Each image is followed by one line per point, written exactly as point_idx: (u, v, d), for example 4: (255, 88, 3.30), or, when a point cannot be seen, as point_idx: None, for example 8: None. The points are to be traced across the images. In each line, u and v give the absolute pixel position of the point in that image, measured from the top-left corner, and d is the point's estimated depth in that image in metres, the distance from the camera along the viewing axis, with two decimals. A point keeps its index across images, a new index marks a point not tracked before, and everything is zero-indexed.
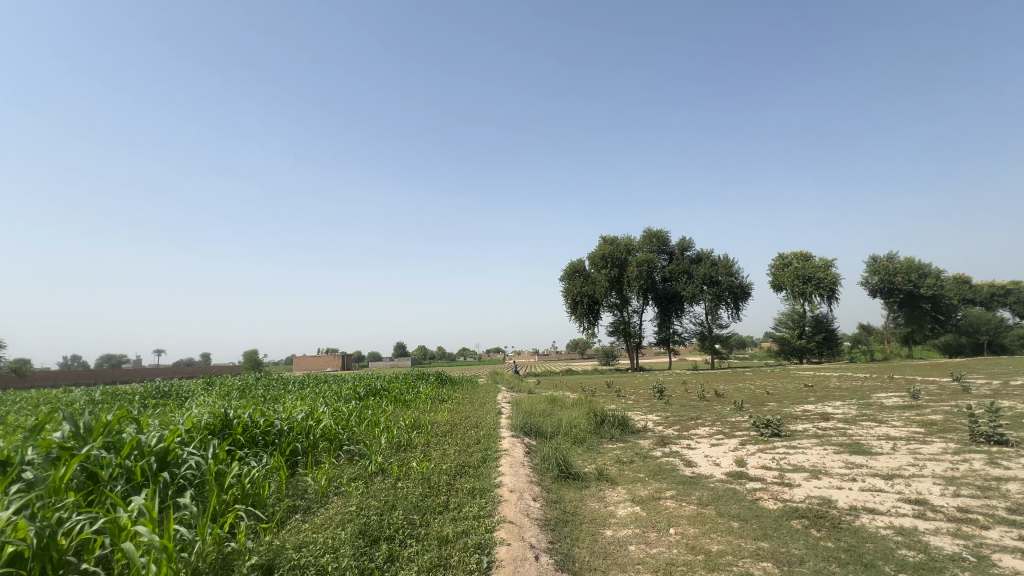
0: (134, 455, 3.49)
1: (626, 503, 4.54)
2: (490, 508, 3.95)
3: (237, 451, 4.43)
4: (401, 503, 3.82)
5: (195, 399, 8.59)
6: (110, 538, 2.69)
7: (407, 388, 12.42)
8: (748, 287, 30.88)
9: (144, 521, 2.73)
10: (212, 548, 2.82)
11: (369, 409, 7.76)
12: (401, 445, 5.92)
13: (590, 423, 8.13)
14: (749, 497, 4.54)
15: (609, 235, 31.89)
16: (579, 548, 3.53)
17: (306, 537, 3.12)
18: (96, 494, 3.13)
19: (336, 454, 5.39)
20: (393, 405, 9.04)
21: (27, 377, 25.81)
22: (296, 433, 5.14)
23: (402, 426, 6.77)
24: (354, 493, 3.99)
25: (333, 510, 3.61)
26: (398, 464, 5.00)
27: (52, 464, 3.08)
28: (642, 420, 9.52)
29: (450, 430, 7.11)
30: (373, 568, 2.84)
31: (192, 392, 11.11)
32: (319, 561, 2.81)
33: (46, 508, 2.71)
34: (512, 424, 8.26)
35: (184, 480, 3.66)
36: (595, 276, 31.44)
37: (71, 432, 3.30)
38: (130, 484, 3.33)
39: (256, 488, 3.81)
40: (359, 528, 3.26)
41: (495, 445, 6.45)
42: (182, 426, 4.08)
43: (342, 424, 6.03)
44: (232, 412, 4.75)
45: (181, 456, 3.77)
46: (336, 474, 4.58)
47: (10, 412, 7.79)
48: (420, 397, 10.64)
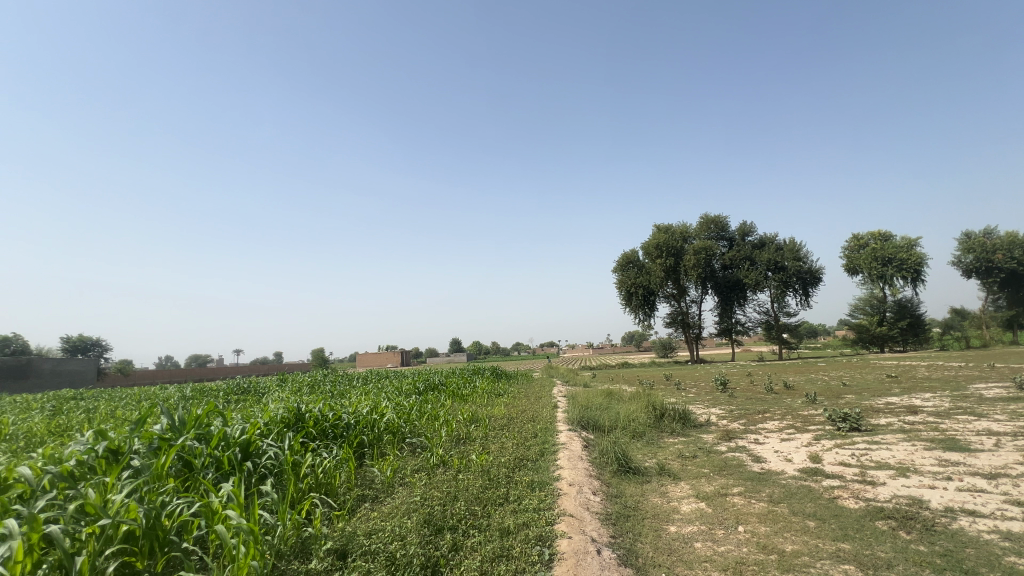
0: (221, 446, 3.83)
1: (691, 499, 4.39)
2: (550, 501, 3.97)
3: (310, 442, 4.73)
4: (463, 494, 3.93)
5: (270, 395, 9.25)
6: (204, 521, 2.97)
7: (464, 382, 12.68)
8: (818, 271, 28.80)
9: (233, 506, 3.00)
10: (293, 533, 3.04)
11: (429, 403, 8.05)
12: (461, 438, 6.05)
13: (650, 418, 7.94)
14: (826, 495, 4.26)
15: (663, 223, 31.05)
16: (642, 543, 3.47)
17: (376, 525, 3.28)
18: (192, 480, 3.47)
19: (400, 446, 5.59)
20: (451, 399, 9.32)
21: (131, 376, 29.15)
22: (362, 426, 5.39)
23: (461, 419, 6.95)
24: (418, 484, 4.15)
25: (399, 500, 3.76)
26: (459, 456, 5.13)
27: (154, 453, 3.45)
28: (705, 413, 9.19)
29: (507, 424, 7.19)
30: (438, 557, 2.93)
31: (269, 388, 11.99)
32: (389, 547, 2.95)
33: (152, 492, 3.03)
34: (568, 418, 8.24)
35: (265, 469, 3.95)
36: (649, 266, 30.61)
37: (168, 425, 3.68)
38: (219, 472, 3.65)
39: (328, 477, 4.05)
40: (423, 517, 3.39)
41: (553, 439, 6.42)
42: (262, 420, 4.41)
43: (404, 418, 6.28)
44: (303, 408, 5.08)
45: (261, 447, 4.08)
46: (400, 466, 4.77)
47: (119, 407, 8.79)
48: (477, 392, 10.87)
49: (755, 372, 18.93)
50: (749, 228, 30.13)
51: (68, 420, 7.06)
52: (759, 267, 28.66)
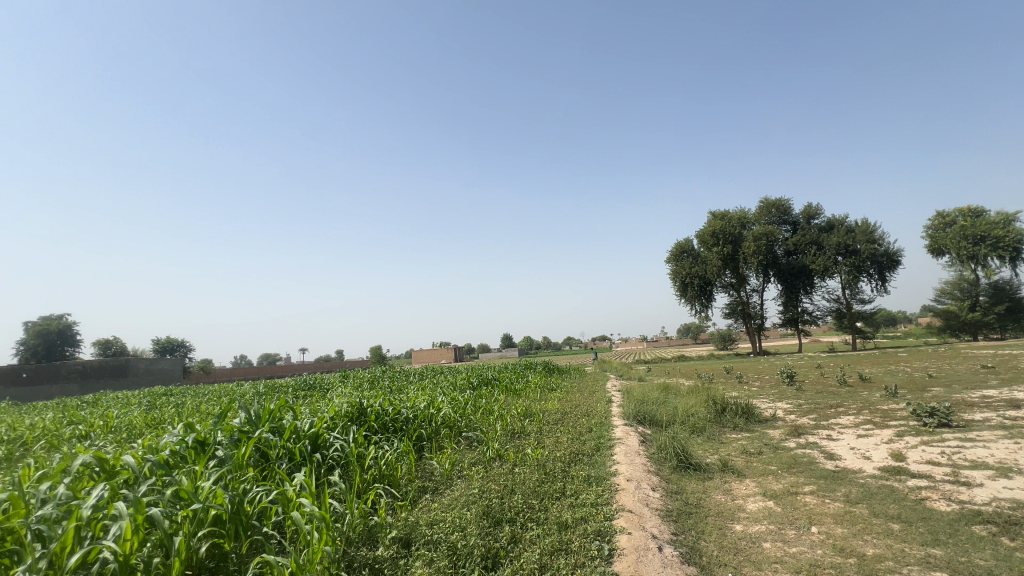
0: (293, 438, 4.09)
1: (758, 497, 4.19)
2: (608, 496, 3.92)
3: (372, 435, 4.95)
4: (520, 487, 3.97)
5: (334, 391, 9.76)
6: (281, 507, 3.19)
7: (517, 377, 12.78)
8: (897, 254, 26.49)
9: (306, 495, 3.20)
10: (360, 521, 3.20)
11: (483, 397, 8.19)
12: (515, 433, 6.11)
13: (710, 413, 7.64)
14: (911, 496, 3.93)
15: (718, 210, 29.73)
16: (706, 541, 3.35)
17: (437, 515, 3.38)
18: (268, 470, 3.74)
19: (457, 440, 5.72)
20: (505, 394, 9.43)
21: (213, 374, 31.76)
22: (420, 420, 5.57)
23: (515, 414, 7.02)
24: (476, 477, 4.24)
25: (457, 492, 3.86)
26: (514, 450, 5.19)
27: (235, 444, 3.75)
28: (770, 408, 8.73)
29: (561, 418, 7.18)
30: (498, 549, 2.99)
31: (332, 384, 12.65)
32: (450, 537, 3.04)
33: (235, 480, 3.30)
34: (623, 412, 8.11)
35: (332, 461, 4.17)
36: (704, 255, 29.44)
37: (247, 419, 3.99)
38: (292, 463, 3.90)
39: (391, 469, 4.21)
40: (482, 509, 3.45)
41: (608, 434, 6.34)
42: (328, 414, 4.67)
43: (460, 412, 6.42)
44: (365, 403, 5.32)
45: (328, 440, 4.31)
46: (458, 459, 4.88)
47: (202, 402, 9.61)
48: (530, 387, 10.94)
49: (851, 372, 13.96)
50: (816, 210, 28.19)
51: (162, 414, 7.79)
52: (827, 251, 26.76)
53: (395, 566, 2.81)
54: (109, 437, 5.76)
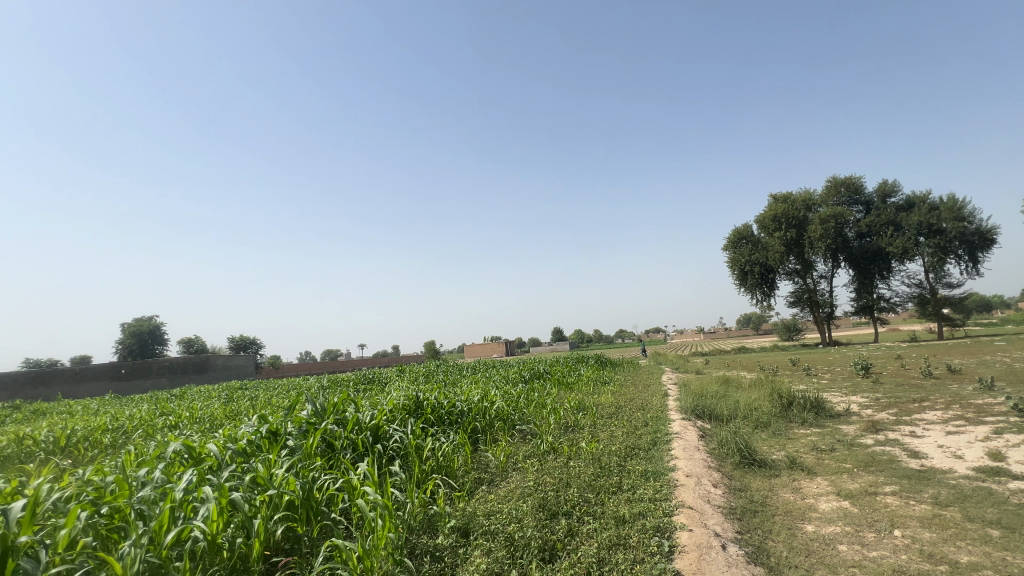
0: (355, 429, 4.30)
1: (831, 497, 3.93)
2: (667, 492, 3.83)
3: (429, 428, 5.10)
4: (576, 481, 3.95)
5: (392, 385, 10.15)
6: (347, 495, 3.36)
7: (569, 371, 12.72)
8: (991, 232, 23.84)
9: (369, 483, 3.36)
10: (420, 510, 3.31)
11: (536, 391, 8.22)
12: (569, 426, 6.08)
13: (775, 407, 7.25)
14: (1013, 500, 3.54)
15: (779, 192, 28.06)
16: (774, 541, 3.19)
17: (493, 507, 3.43)
18: (334, 459, 3.96)
19: (511, 433, 5.76)
20: (557, 387, 9.43)
21: (281, 369, 33.89)
22: (474, 413, 5.67)
23: (568, 407, 6.98)
24: (531, 469, 4.27)
25: (513, 484, 3.90)
26: (568, 443, 5.17)
27: (304, 435, 4.00)
28: (843, 402, 8.16)
29: (615, 412, 7.07)
30: (555, 541, 3.00)
31: (390, 378, 13.15)
32: (507, 529, 3.08)
33: (305, 468, 3.51)
34: (681, 407, 7.85)
35: (393, 452, 4.34)
36: (765, 241, 27.88)
37: (314, 410, 4.24)
38: (355, 453, 4.10)
39: (447, 460, 4.31)
40: (538, 502, 3.47)
41: (665, 428, 6.17)
42: (387, 407, 4.86)
43: (513, 406, 6.47)
44: (421, 396, 5.49)
45: (388, 431, 4.48)
46: (513, 452, 4.92)
47: (273, 396, 10.28)
48: (582, 380, 10.84)
49: (941, 365, 12.31)
50: (892, 187, 25.93)
51: (238, 406, 8.41)
52: (907, 231, 24.54)
53: (455, 555, 2.89)
54: (195, 427, 6.30)
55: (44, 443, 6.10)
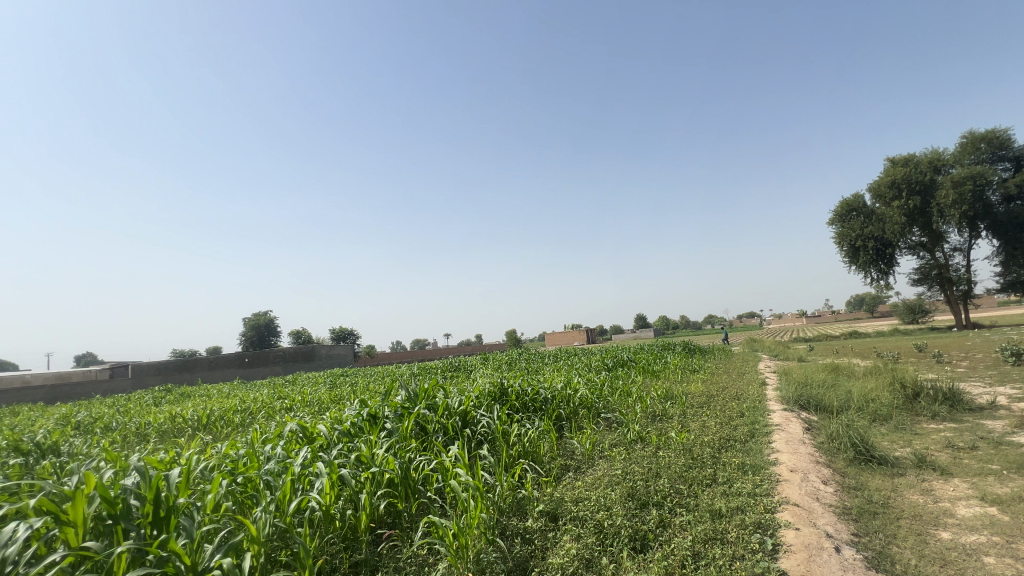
0: (445, 414, 4.52)
1: (973, 502, 3.41)
2: (768, 486, 3.57)
3: (514, 414, 5.22)
4: (666, 471, 3.82)
5: (476, 373, 10.49)
6: (441, 476, 3.55)
7: (655, 358, 12.27)
8: None
9: (460, 465, 3.52)
10: (509, 493, 3.39)
11: (620, 379, 8.05)
12: (657, 416, 5.88)
13: (897, 399, 6.44)
14: None
15: (898, 154, 24.66)
16: (899, 547, 2.85)
17: (581, 493, 3.43)
18: (427, 440, 4.20)
19: (596, 421, 5.69)
20: (643, 375, 9.15)
21: (375, 358, 36.46)
22: (558, 401, 5.69)
23: (655, 396, 6.75)
24: (618, 458, 4.20)
25: (600, 472, 3.87)
26: (657, 433, 5.00)
27: (400, 418, 4.31)
28: (985, 393, 7.04)
29: (707, 401, 6.71)
30: (646, 532, 2.93)
31: (474, 366, 13.61)
32: (596, 516, 3.07)
33: (402, 448, 3.77)
34: (782, 397, 7.26)
35: (481, 436, 4.49)
36: (880, 211, 24.71)
37: (407, 395, 4.55)
38: (446, 437, 4.32)
39: (534, 445, 4.38)
40: (627, 491, 3.41)
41: (764, 419, 5.74)
42: (474, 394, 5.05)
43: (596, 394, 6.40)
44: (506, 384, 5.63)
45: (476, 417, 4.65)
46: (599, 440, 4.87)
47: (370, 382, 11.10)
48: (669, 368, 10.41)
49: None
50: None
51: (341, 392, 9.20)
52: None
53: (545, 538, 2.95)
54: (306, 410, 7.01)
55: (190, 421, 7.16)
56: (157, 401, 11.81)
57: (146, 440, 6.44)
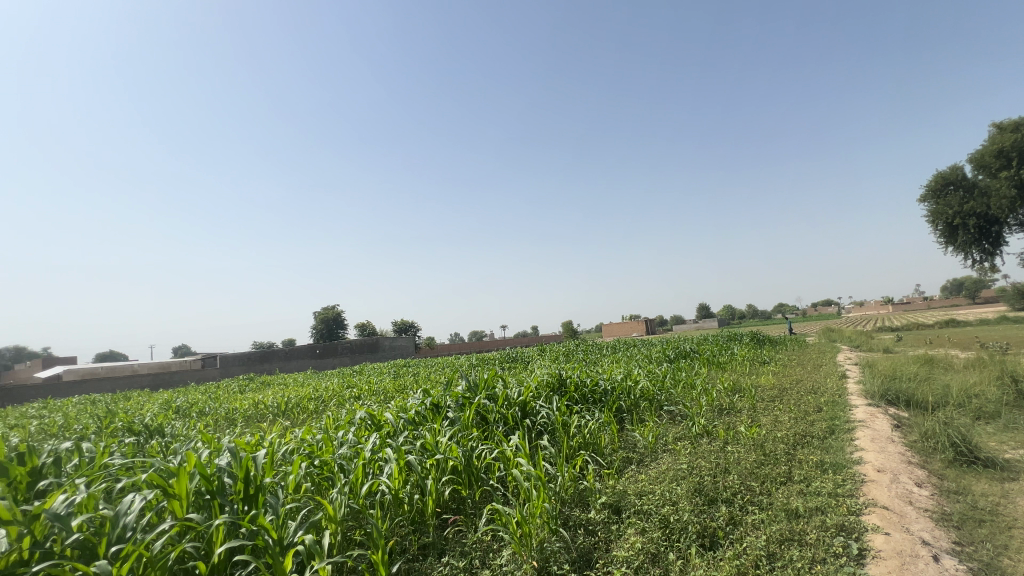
0: (505, 404, 4.59)
1: None
2: (851, 487, 3.32)
3: (574, 405, 5.20)
4: (735, 467, 3.65)
5: (534, 364, 10.56)
6: (503, 465, 3.60)
7: (720, 350, 11.73)
8: None
9: (521, 455, 3.55)
10: (571, 483, 3.39)
11: (682, 371, 7.77)
12: (724, 409, 5.62)
13: (1006, 395, 5.74)
14: None
15: (1005, 119, 21.82)
16: (1011, 559, 2.55)
17: (645, 487, 3.36)
18: (489, 429, 4.29)
19: (658, 413, 5.54)
20: (707, 367, 8.78)
21: (435, 349, 37.60)
22: (618, 392, 5.59)
23: (721, 388, 6.46)
24: (682, 452, 4.07)
25: (664, 465, 3.77)
26: (725, 427, 4.79)
27: (461, 408, 4.43)
28: None
29: (779, 395, 6.32)
30: (715, 529, 2.83)
31: (532, 357, 13.68)
32: (661, 510, 3.00)
33: (464, 437, 3.88)
34: (865, 390, 6.70)
35: (541, 427, 4.51)
36: (984, 184, 22.01)
37: (467, 385, 4.67)
38: (506, 426, 4.38)
39: (595, 437, 4.33)
40: (694, 486, 3.30)
41: (845, 415, 5.32)
42: (533, 385, 5.09)
43: (658, 386, 6.22)
44: (564, 375, 5.62)
45: (535, 407, 4.68)
46: (662, 433, 4.74)
47: (432, 372, 11.49)
48: (736, 359, 9.91)
49: None
50: None
51: (405, 381, 9.59)
52: None
53: (609, 531, 2.92)
54: (374, 399, 7.38)
55: (271, 407, 7.77)
56: (243, 389, 12.93)
57: (234, 424, 7.08)
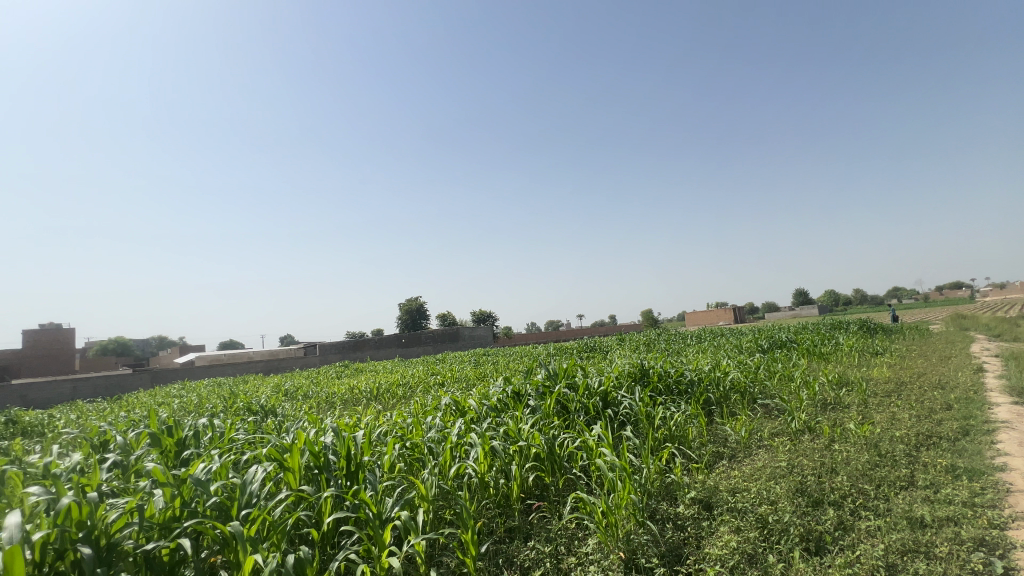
0: (586, 394, 4.57)
1: None
2: (993, 496, 2.88)
3: (658, 396, 5.03)
4: (843, 467, 3.33)
5: (614, 353, 10.35)
6: (585, 454, 3.58)
7: (823, 339, 10.68)
8: None
9: (604, 444, 3.51)
10: (657, 476, 3.28)
11: (778, 361, 7.20)
12: (828, 404, 5.13)
13: None
14: None
15: None
16: None
17: (739, 484, 3.18)
18: (570, 418, 4.29)
19: (751, 406, 5.19)
20: (807, 358, 8.06)
21: (513, 338, 38.28)
22: (706, 383, 5.31)
23: (824, 380, 5.90)
24: (781, 449, 3.78)
25: (760, 462, 3.53)
26: (830, 424, 4.37)
27: (542, 396, 4.48)
28: None
29: (896, 390, 5.63)
30: (822, 534, 2.60)
31: (610, 346, 13.43)
32: (758, 509, 2.82)
33: (546, 425, 3.91)
34: (1010, 386, 5.74)
35: (624, 417, 4.41)
36: None
37: (547, 374, 4.71)
38: (588, 416, 4.35)
39: (681, 429, 4.16)
40: (795, 485, 3.06)
41: (984, 414, 4.61)
42: (614, 374, 5.00)
43: (751, 377, 5.83)
44: (647, 365, 5.45)
45: (617, 398, 4.59)
46: (756, 427, 4.44)
47: (510, 362, 11.71)
48: (841, 350, 8.96)
49: None
50: None
51: (485, 370, 9.89)
52: None
53: (700, 527, 2.81)
54: (456, 386, 7.72)
55: (365, 393, 8.40)
56: (339, 374, 14.10)
57: (333, 406, 7.76)
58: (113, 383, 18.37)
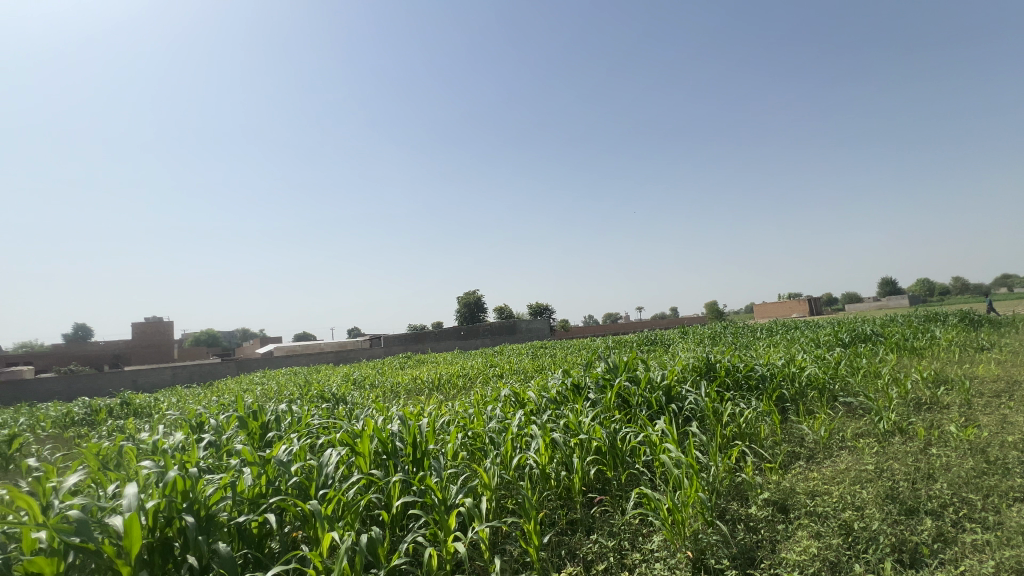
0: (648, 388, 4.44)
1: None
2: None
3: (726, 391, 4.80)
4: (943, 474, 3.00)
5: (676, 347, 10.02)
6: (649, 449, 3.48)
7: (916, 333, 9.66)
8: None
9: (668, 440, 3.40)
10: (726, 475, 3.13)
11: (862, 356, 6.63)
12: (923, 404, 4.65)
13: None
14: None
15: None
16: None
17: (818, 486, 2.97)
18: (631, 412, 4.20)
19: (831, 405, 4.82)
20: (897, 353, 7.34)
21: (571, 331, 38.06)
22: (779, 379, 5.00)
23: (918, 378, 5.35)
24: (867, 451, 3.48)
25: (843, 464, 3.28)
26: (925, 425, 3.96)
27: (602, 390, 4.42)
28: None
29: (1007, 390, 4.99)
30: (916, 545, 2.38)
31: (672, 340, 13.00)
32: (841, 514, 2.62)
33: (606, 418, 3.86)
34: None
35: (689, 413, 4.24)
36: None
37: (607, 368, 4.64)
38: (650, 411, 4.23)
39: (752, 427, 3.94)
40: (884, 491, 2.81)
41: None
42: (677, 369, 4.82)
43: (830, 373, 5.41)
44: (714, 359, 5.21)
45: (681, 392, 4.42)
46: (837, 427, 4.12)
47: (568, 355, 11.67)
48: (939, 345, 8.07)
49: None
50: None
51: (544, 362, 9.94)
52: None
53: (774, 530, 2.66)
54: (515, 377, 7.82)
55: (428, 383, 8.71)
56: (403, 365, 14.76)
57: (399, 395, 8.13)
58: (206, 371, 20.39)
